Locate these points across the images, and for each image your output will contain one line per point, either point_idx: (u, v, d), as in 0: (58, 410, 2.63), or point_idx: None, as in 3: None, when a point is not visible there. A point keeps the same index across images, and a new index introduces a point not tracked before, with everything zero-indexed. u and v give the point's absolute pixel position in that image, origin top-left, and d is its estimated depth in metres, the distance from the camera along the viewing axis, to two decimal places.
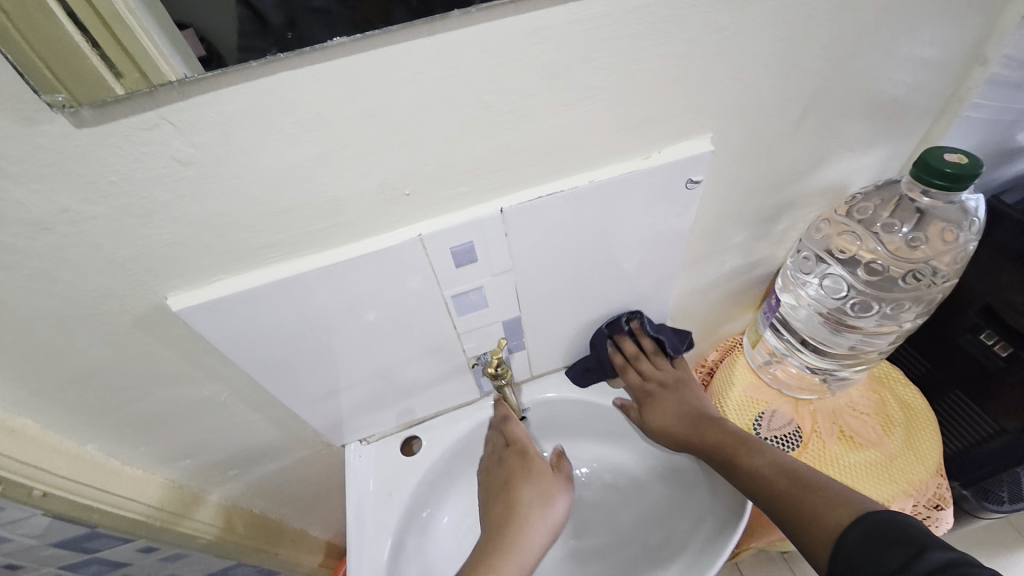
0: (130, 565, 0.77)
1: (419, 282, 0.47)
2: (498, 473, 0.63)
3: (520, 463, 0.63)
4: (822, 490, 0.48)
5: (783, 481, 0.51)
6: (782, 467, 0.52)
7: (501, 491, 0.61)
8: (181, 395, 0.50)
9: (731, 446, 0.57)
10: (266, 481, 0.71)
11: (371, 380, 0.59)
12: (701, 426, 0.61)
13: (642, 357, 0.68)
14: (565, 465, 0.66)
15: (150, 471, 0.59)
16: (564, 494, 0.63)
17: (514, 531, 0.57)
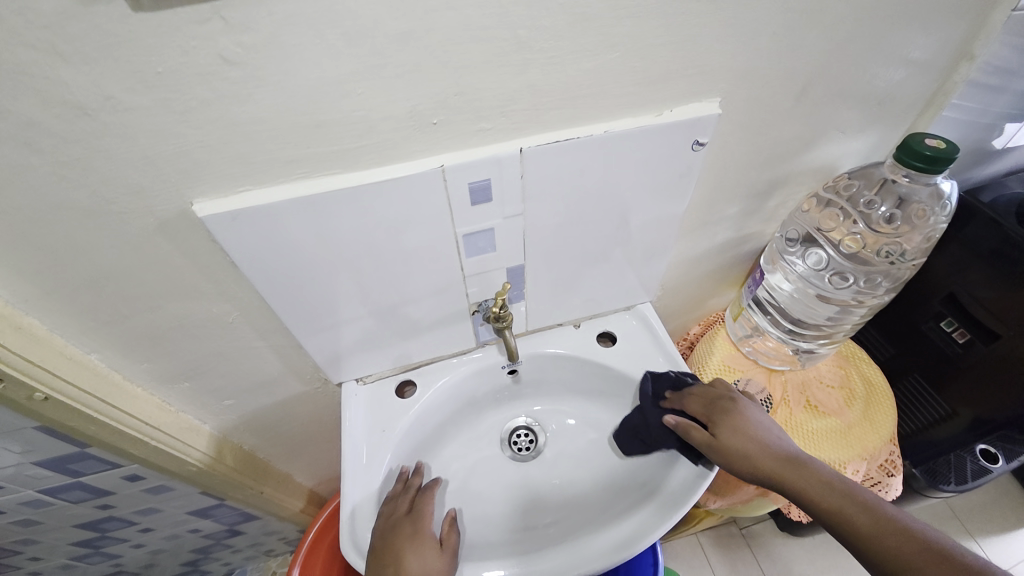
0: (113, 494, 0.77)
1: (434, 217, 0.49)
2: (381, 544, 0.55)
3: (411, 538, 0.56)
4: (958, 564, 0.44)
5: (913, 548, 0.47)
6: (889, 525, 0.50)
7: (381, 572, 0.53)
8: (190, 312, 0.51)
9: (837, 503, 0.53)
10: (258, 416, 0.72)
11: (375, 318, 0.61)
12: (793, 466, 0.57)
13: (701, 389, 0.66)
14: (453, 539, 0.59)
15: (149, 391, 0.60)
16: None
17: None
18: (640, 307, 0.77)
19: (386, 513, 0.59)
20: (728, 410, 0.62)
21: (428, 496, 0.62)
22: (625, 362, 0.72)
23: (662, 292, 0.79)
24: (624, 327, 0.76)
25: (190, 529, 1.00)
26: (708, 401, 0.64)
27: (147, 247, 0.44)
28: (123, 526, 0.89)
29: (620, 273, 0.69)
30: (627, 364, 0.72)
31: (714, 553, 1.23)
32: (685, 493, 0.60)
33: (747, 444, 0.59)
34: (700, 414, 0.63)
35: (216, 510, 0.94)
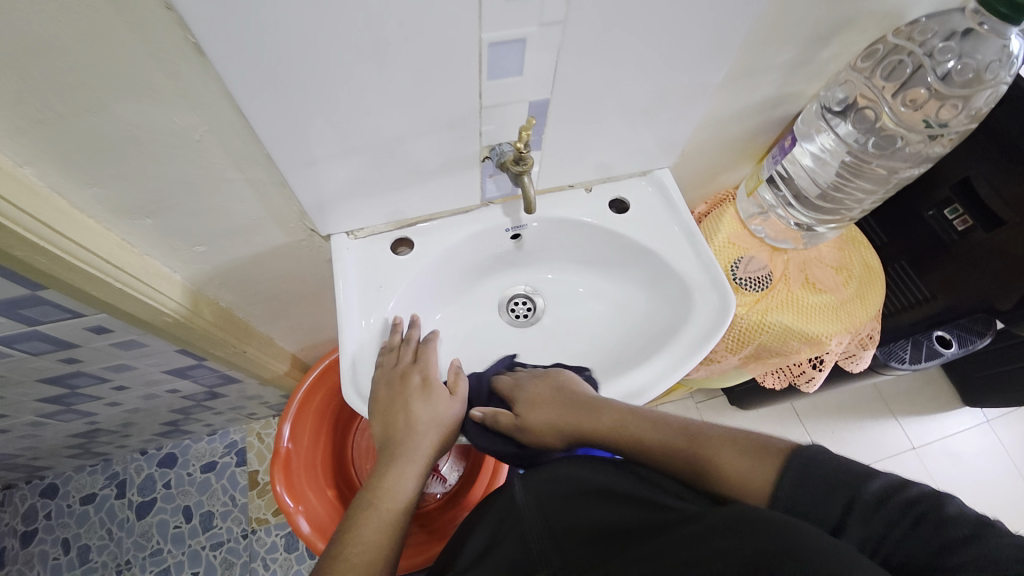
0: (78, 348, 0.71)
1: (456, 8, 0.39)
2: (387, 389, 0.56)
3: (418, 389, 0.58)
4: (746, 450, 0.43)
5: (720, 439, 0.46)
6: (684, 429, 0.49)
7: (390, 416, 0.56)
8: (145, 120, 0.41)
9: (641, 431, 0.52)
10: (236, 268, 0.65)
11: (372, 153, 0.52)
12: (582, 410, 0.57)
13: (501, 400, 0.65)
14: (460, 385, 0.61)
15: (104, 227, 0.51)
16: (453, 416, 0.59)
17: (401, 461, 0.54)
18: (657, 174, 0.72)
19: (387, 369, 0.58)
20: (528, 381, 0.64)
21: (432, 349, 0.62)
22: (637, 230, 0.68)
23: (682, 158, 0.73)
24: (639, 194, 0.71)
25: (169, 390, 0.98)
26: (523, 380, 0.65)
27: (76, 6, 0.32)
28: (95, 383, 0.85)
29: (647, 127, 0.62)
30: (640, 231, 0.68)
31: None
32: (686, 355, 0.61)
33: (548, 412, 0.60)
34: (510, 399, 0.65)
35: (195, 371, 0.91)
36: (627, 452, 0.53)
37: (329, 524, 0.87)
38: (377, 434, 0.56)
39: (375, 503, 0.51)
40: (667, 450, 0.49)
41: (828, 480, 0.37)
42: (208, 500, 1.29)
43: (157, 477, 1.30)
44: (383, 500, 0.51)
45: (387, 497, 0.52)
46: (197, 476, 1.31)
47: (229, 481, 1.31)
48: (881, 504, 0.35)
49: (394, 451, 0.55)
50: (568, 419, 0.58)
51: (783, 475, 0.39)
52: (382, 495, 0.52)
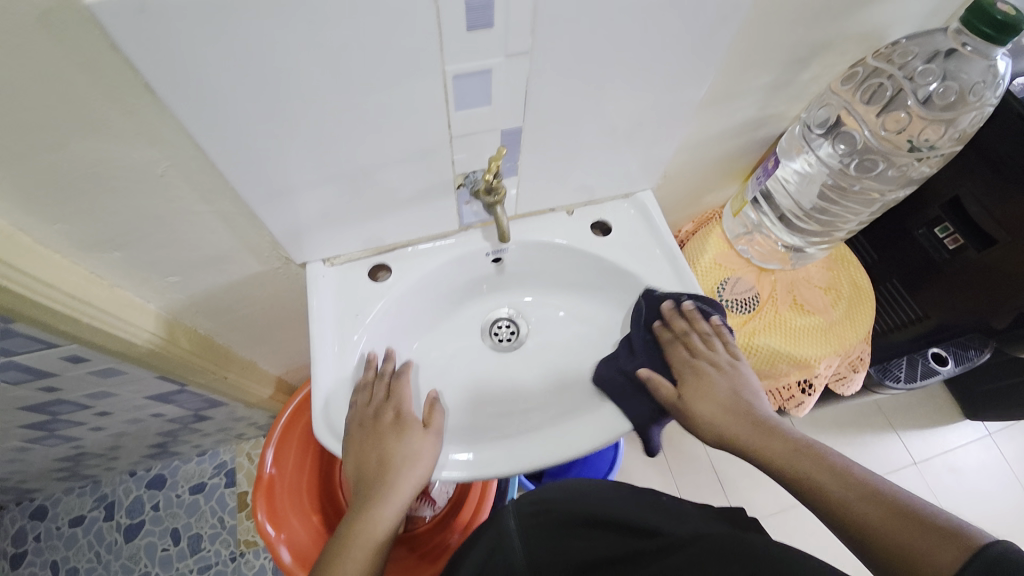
0: (55, 377, 0.70)
1: (418, 45, 0.39)
2: (359, 430, 0.55)
3: (391, 427, 0.55)
4: (924, 524, 0.40)
5: (873, 506, 0.43)
6: (853, 487, 0.44)
7: (363, 455, 0.54)
8: (104, 159, 0.40)
9: (805, 470, 0.47)
10: (213, 296, 0.64)
11: (343, 183, 0.51)
12: (760, 432, 0.52)
13: (691, 335, 0.61)
14: (437, 418, 0.58)
15: (71, 262, 0.50)
16: (433, 454, 0.55)
17: (376, 503, 0.52)
18: (639, 196, 0.71)
19: (361, 406, 0.56)
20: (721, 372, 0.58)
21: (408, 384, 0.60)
22: (618, 253, 0.67)
23: (665, 180, 0.72)
24: (620, 216, 0.70)
25: (153, 414, 0.96)
26: (699, 344, 0.61)
27: (22, 53, 0.32)
28: (76, 410, 0.84)
29: (626, 151, 0.61)
30: (621, 255, 0.67)
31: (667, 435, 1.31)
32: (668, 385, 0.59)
33: (713, 406, 0.56)
34: (675, 367, 0.61)
35: (178, 396, 0.90)
36: (778, 473, 0.50)
37: (312, 552, 0.85)
38: (354, 476, 0.55)
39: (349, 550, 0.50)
40: (827, 494, 0.45)
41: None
42: (197, 522, 1.27)
43: (146, 499, 1.29)
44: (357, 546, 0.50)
45: (360, 543, 0.51)
46: (186, 497, 1.29)
47: (219, 502, 1.29)
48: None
49: (370, 493, 0.53)
50: (734, 429, 0.54)
51: (970, 570, 0.36)
52: (355, 541, 0.51)
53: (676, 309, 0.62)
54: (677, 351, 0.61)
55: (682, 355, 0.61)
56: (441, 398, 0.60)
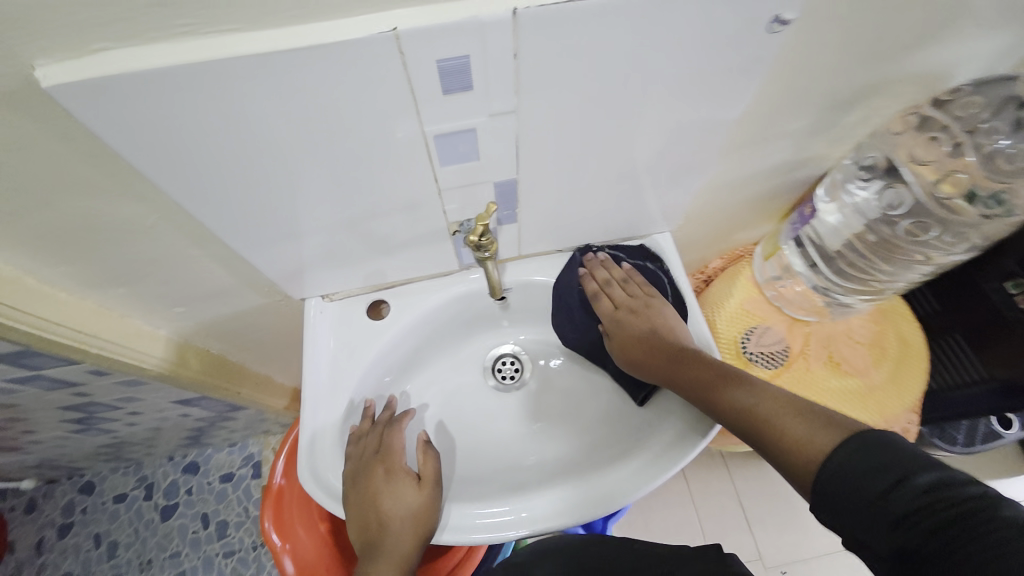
0: (84, 385, 0.75)
1: (392, 108, 0.36)
2: (354, 491, 0.51)
3: (385, 482, 0.52)
4: (805, 415, 0.43)
5: (771, 404, 0.46)
6: (761, 393, 0.47)
7: (362, 518, 0.50)
8: (93, 213, 0.41)
9: (711, 381, 0.50)
10: (220, 323, 0.66)
11: (332, 232, 0.50)
12: (676, 361, 0.54)
13: (616, 285, 0.63)
14: (432, 462, 0.54)
15: (80, 295, 0.52)
16: (432, 504, 0.52)
17: (379, 566, 0.48)
18: (655, 238, 0.66)
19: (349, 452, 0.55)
20: (642, 300, 0.61)
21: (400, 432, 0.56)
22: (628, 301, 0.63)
23: (687, 222, 0.66)
24: (633, 259, 0.65)
25: (181, 414, 1.02)
26: (626, 290, 0.63)
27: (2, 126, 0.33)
28: (111, 409, 0.90)
29: (638, 197, 0.57)
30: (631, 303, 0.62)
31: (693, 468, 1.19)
32: (673, 457, 0.53)
33: (642, 341, 0.58)
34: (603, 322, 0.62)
35: (200, 401, 0.94)
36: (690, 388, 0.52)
37: (314, 563, 0.88)
38: (354, 541, 0.51)
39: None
40: (729, 399, 0.48)
41: (876, 460, 0.37)
42: (224, 509, 1.34)
43: (181, 483, 1.38)
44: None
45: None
46: (216, 485, 1.37)
47: (244, 493, 1.36)
48: (894, 484, 0.36)
49: (371, 558, 0.49)
50: (656, 353, 0.56)
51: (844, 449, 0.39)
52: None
53: (600, 260, 0.64)
54: (602, 302, 0.62)
55: (608, 307, 0.62)
56: (431, 439, 0.55)
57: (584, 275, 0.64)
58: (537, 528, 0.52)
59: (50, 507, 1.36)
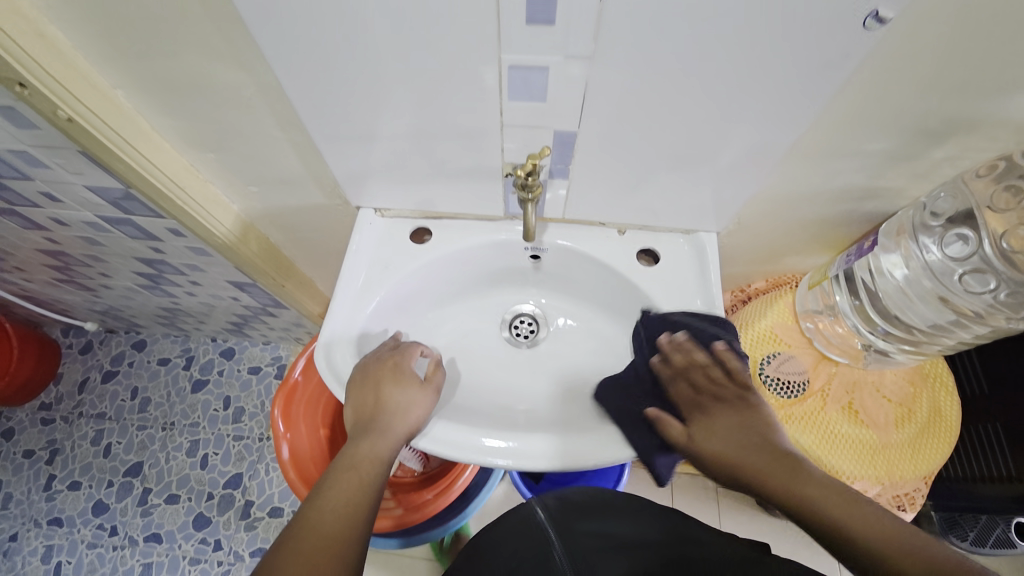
0: (161, 242, 0.85)
1: (476, 29, 0.39)
2: (359, 376, 0.56)
3: (392, 372, 0.56)
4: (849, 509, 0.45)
5: (887, 544, 0.42)
6: (887, 532, 0.42)
7: (363, 398, 0.55)
8: (205, 72, 0.47)
9: (822, 498, 0.46)
10: (282, 213, 0.73)
11: (397, 143, 0.54)
12: (786, 465, 0.49)
13: (717, 366, 0.56)
14: (438, 375, 0.59)
15: (179, 152, 0.60)
16: (427, 408, 0.56)
17: (374, 439, 0.53)
18: (699, 236, 0.65)
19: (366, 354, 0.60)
20: (703, 357, 0.56)
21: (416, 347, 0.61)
22: (654, 288, 0.63)
23: (738, 229, 0.65)
24: (673, 251, 0.65)
25: (231, 296, 1.12)
26: (677, 355, 0.57)
27: None
28: (176, 274, 1.01)
29: (692, 187, 0.57)
30: (657, 291, 0.63)
31: (681, 493, 1.21)
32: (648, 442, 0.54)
33: (721, 438, 0.53)
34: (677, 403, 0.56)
35: (250, 288, 1.04)
36: (804, 514, 0.47)
37: (305, 458, 0.96)
38: (352, 417, 0.55)
39: (347, 475, 0.52)
40: (844, 527, 0.44)
41: None
42: (244, 397, 1.47)
43: (215, 364, 1.52)
44: (355, 474, 0.51)
45: (360, 473, 0.52)
46: (243, 375, 1.50)
47: (265, 388, 1.48)
48: None
49: (367, 431, 0.54)
50: (736, 451, 0.51)
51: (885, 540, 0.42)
52: (355, 470, 0.52)
53: (675, 339, 0.57)
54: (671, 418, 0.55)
55: (686, 391, 0.56)
56: (441, 356, 0.60)
57: (656, 361, 0.58)
58: (518, 464, 0.54)
59: (102, 353, 1.56)
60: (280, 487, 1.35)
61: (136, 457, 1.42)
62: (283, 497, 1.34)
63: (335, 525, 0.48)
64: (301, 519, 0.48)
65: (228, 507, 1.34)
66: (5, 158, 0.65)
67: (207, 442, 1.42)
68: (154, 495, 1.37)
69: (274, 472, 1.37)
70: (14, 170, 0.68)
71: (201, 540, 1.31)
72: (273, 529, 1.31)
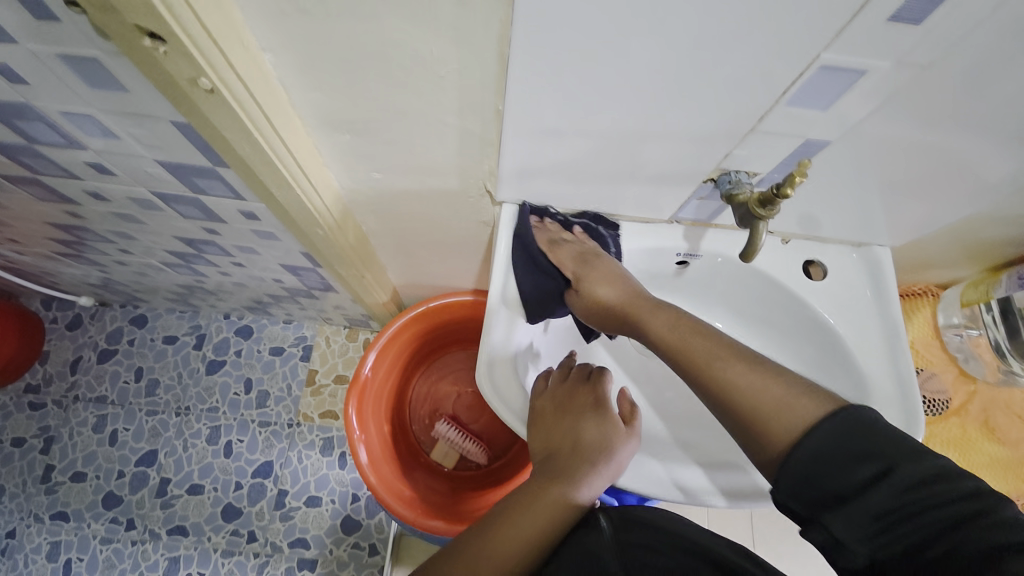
0: (222, 223, 0.72)
1: (812, 26, 0.31)
2: (551, 409, 0.54)
3: (591, 408, 0.54)
4: (784, 382, 0.45)
5: (742, 369, 0.47)
6: (748, 365, 0.47)
7: (556, 435, 0.53)
8: (404, 42, 0.37)
9: (686, 343, 0.50)
10: (395, 200, 0.62)
11: (601, 140, 0.45)
12: (641, 303, 0.54)
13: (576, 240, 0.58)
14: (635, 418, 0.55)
15: (308, 129, 0.49)
16: (627, 454, 0.52)
17: (562, 484, 0.50)
18: (873, 250, 0.61)
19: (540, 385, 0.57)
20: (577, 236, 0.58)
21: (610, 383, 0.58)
22: (828, 305, 0.59)
23: (909, 244, 0.61)
24: (843, 265, 0.61)
25: (274, 278, 1.00)
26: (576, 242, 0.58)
27: None
28: (219, 254, 0.88)
29: (900, 203, 0.52)
30: (831, 309, 0.59)
31: None
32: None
33: (617, 297, 0.56)
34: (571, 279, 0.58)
35: (305, 272, 0.92)
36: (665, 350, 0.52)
37: (380, 460, 0.89)
38: (538, 450, 0.53)
39: (519, 516, 0.49)
40: (702, 370, 0.48)
41: (867, 449, 0.40)
42: (268, 380, 1.36)
43: (231, 343, 1.39)
44: (531, 519, 0.49)
45: (535, 521, 0.49)
46: (265, 356, 1.38)
47: (291, 370, 1.37)
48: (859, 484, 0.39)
49: (551, 470, 0.52)
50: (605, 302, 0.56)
51: (833, 420, 0.41)
52: (532, 515, 0.49)
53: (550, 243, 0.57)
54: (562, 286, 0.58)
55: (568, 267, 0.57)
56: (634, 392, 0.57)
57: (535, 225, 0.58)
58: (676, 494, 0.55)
59: (95, 328, 1.39)
60: (316, 475, 1.28)
61: (148, 445, 1.30)
62: (321, 485, 1.27)
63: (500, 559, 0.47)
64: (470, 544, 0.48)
65: (260, 497, 1.26)
66: (53, 121, 0.51)
67: (230, 429, 1.32)
68: (174, 486, 1.27)
69: (308, 460, 1.29)
70: (60, 136, 0.54)
71: (232, 532, 1.24)
72: (311, 520, 1.25)
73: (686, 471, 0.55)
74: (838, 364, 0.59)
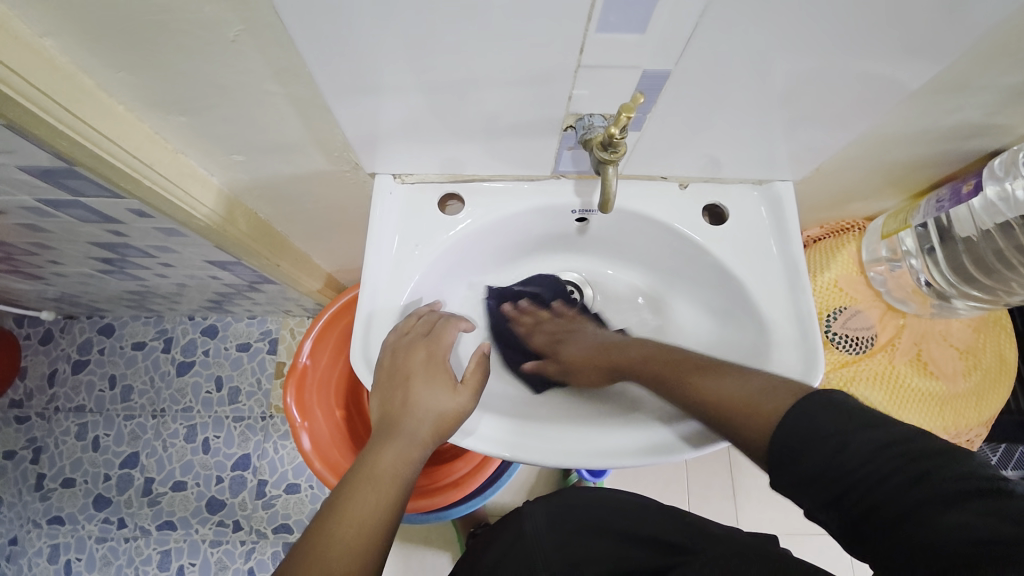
0: (122, 225, 0.71)
1: None
2: (391, 362, 0.50)
3: (423, 368, 0.50)
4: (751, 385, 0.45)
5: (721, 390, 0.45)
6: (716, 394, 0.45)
7: (389, 392, 0.49)
8: (180, 8, 0.34)
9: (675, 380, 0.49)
10: (274, 183, 0.60)
11: (432, 95, 0.42)
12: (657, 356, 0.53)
13: (421, 328, 0.52)
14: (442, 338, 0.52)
15: (138, 116, 0.47)
16: (436, 389, 0.50)
17: (399, 443, 0.47)
18: (774, 186, 0.58)
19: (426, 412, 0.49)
20: (420, 327, 0.52)
21: (447, 340, 0.53)
22: (727, 249, 0.56)
23: (814, 177, 0.58)
24: (745, 206, 0.58)
25: (210, 276, 0.99)
26: (417, 329, 0.52)
27: None
28: (143, 257, 0.87)
29: (782, 131, 0.48)
30: (730, 253, 0.56)
31: None
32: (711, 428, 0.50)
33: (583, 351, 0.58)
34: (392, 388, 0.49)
35: (233, 267, 0.91)
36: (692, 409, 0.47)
37: (328, 446, 0.90)
38: (377, 412, 0.49)
39: (366, 490, 0.44)
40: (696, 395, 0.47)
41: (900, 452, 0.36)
42: (237, 376, 1.37)
43: (198, 343, 1.40)
44: (376, 490, 0.44)
45: (381, 486, 0.44)
46: (232, 353, 1.39)
47: (259, 365, 1.38)
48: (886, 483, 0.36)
49: (392, 430, 0.48)
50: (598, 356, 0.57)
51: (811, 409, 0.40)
52: (376, 481, 0.45)
53: (521, 309, 0.63)
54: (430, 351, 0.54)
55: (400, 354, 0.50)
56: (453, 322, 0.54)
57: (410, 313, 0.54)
58: (603, 460, 0.49)
59: (66, 341, 1.41)
60: (293, 463, 1.30)
61: (130, 448, 1.33)
62: (298, 473, 1.29)
63: (365, 528, 0.42)
64: (313, 534, 0.42)
65: (240, 488, 1.29)
66: None
67: (206, 426, 1.34)
68: (158, 484, 1.31)
69: (284, 449, 1.31)
70: None
71: (218, 523, 1.27)
72: (293, 506, 1.28)
73: (633, 428, 0.51)
74: (743, 312, 0.56)
